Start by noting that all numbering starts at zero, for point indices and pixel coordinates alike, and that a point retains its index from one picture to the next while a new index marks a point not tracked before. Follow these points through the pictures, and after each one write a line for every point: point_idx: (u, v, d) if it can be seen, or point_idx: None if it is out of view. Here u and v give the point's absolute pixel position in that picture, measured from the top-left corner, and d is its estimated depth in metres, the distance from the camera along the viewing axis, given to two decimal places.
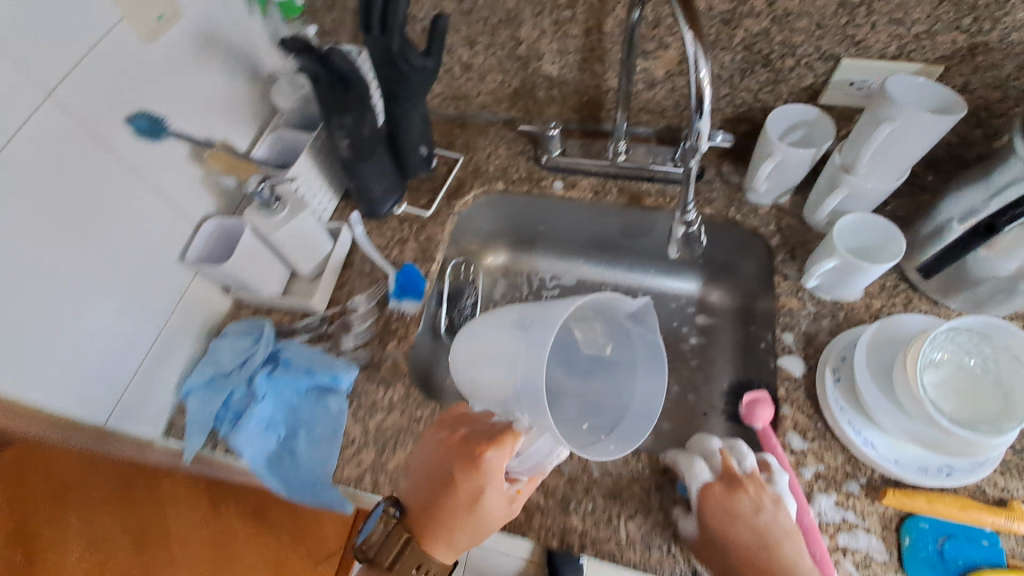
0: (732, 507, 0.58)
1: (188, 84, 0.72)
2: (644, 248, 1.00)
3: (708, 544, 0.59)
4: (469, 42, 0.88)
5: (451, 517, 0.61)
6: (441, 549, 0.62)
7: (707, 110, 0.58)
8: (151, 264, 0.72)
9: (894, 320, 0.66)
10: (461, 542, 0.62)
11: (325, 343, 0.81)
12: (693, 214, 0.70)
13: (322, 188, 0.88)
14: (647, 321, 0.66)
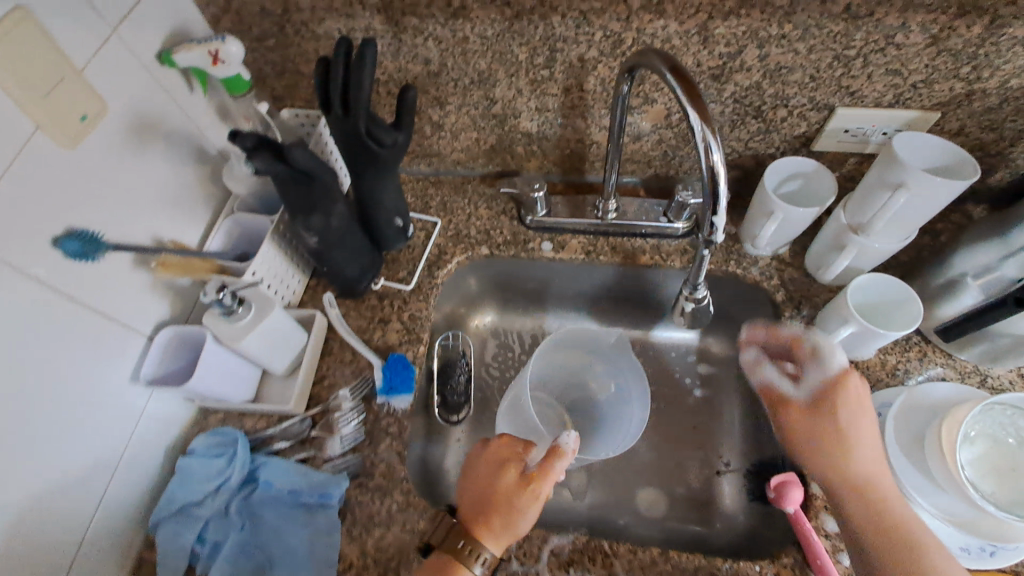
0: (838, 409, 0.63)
1: (126, 186, 0.63)
2: (640, 301, 0.96)
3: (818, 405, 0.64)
4: (439, 102, 0.81)
5: (481, 498, 0.62)
6: (482, 537, 0.60)
7: (722, 203, 0.55)
8: (100, 394, 0.63)
9: (919, 389, 0.63)
10: (495, 523, 0.60)
11: (308, 450, 0.73)
12: (703, 291, 0.69)
13: (290, 270, 0.80)
14: (624, 349, 0.80)
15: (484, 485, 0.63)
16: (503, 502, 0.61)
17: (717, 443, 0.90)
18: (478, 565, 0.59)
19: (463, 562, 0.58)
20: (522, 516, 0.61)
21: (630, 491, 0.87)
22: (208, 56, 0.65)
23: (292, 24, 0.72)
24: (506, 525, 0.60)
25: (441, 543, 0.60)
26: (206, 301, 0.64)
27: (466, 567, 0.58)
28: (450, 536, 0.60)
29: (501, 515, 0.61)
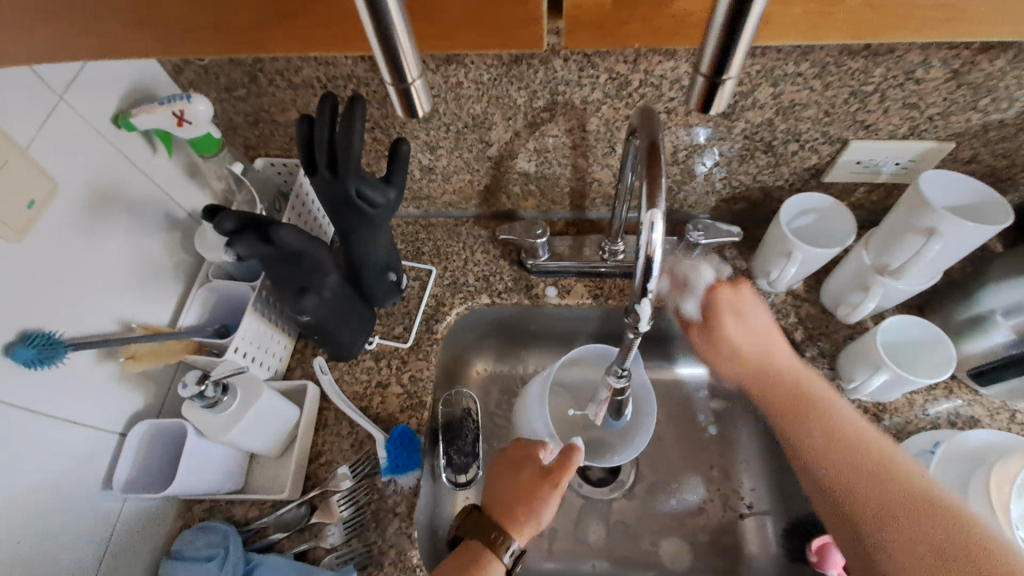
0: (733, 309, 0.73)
1: (82, 269, 0.57)
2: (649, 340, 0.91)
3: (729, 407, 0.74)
4: (430, 147, 0.75)
5: (505, 492, 0.64)
6: (510, 529, 0.62)
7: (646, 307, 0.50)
8: (64, 509, 0.55)
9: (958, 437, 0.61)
10: (521, 515, 0.62)
11: (306, 541, 0.66)
12: (620, 379, 0.62)
13: (277, 335, 0.73)
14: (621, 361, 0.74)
15: (507, 480, 0.65)
16: (527, 494, 0.63)
17: (738, 483, 0.83)
18: (506, 553, 0.60)
19: (492, 550, 0.60)
20: (545, 507, 0.63)
21: (651, 541, 0.81)
22: (172, 117, 0.60)
23: (264, 74, 0.65)
24: (530, 516, 0.62)
25: (469, 532, 0.62)
26: (184, 394, 0.57)
27: (495, 555, 0.60)
28: (477, 527, 0.62)
29: (524, 507, 0.62)
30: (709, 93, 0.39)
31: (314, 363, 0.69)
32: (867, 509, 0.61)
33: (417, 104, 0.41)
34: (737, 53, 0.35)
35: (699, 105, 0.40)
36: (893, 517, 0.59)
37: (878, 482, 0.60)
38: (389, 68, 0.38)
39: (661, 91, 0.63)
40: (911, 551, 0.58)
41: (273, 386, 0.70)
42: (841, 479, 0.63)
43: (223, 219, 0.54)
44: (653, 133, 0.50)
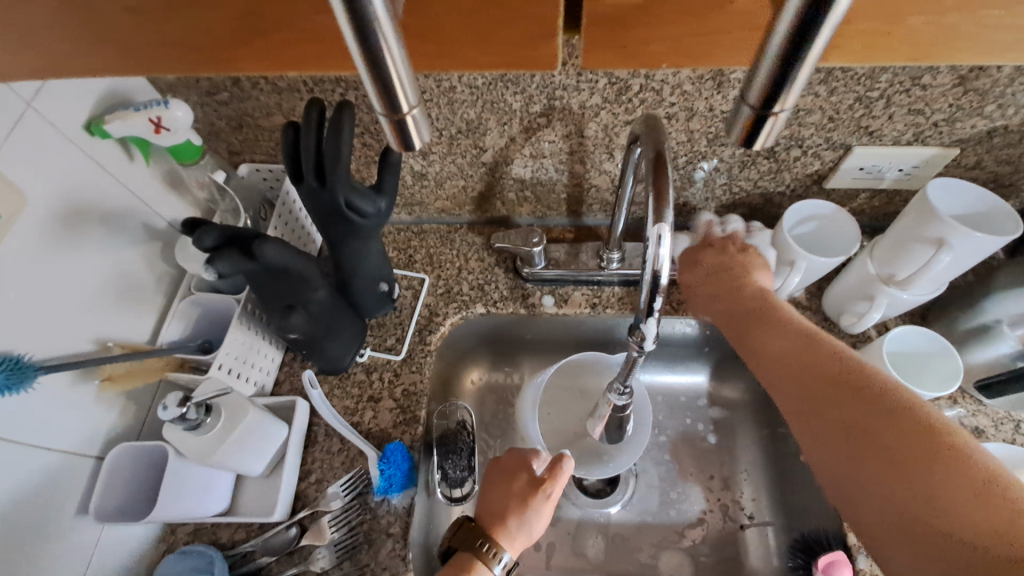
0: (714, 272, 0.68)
1: (53, 284, 0.54)
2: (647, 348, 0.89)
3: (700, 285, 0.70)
4: (422, 153, 0.72)
5: (497, 502, 0.60)
6: (500, 538, 0.57)
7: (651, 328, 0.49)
8: (35, 538, 0.52)
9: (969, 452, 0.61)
10: (513, 524, 0.58)
11: (292, 566, 0.63)
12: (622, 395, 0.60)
13: (262, 348, 0.69)
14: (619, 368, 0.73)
15: (501, 490, 0.61)
16: (518, 503, 0.59)
17: (738, 492, 0.79)
18: (496, 564, 0.56)
19: (481, 561, 0.55)
20: (536, 517, 0.59)
21: (651, 554, 0.76)
22: (150, 124, 0.58)
23: (248, 78, 0.62)
24: (521, 525, 0.58)
25: (458, 543, 0.57)
26: (165, 416, 0.54)
27: (485, 566, 0.55)
28: (466, 537, 0.57)
29: (516, 516, 0.58)
30: (754, 126, 0.37)
31: (301, 375, 0.61)
32: (833, 451, 0.49)
33: (415, 137, 0.39)
34: (789, 89, 0.34)
35: (740, 139, 0.39)
36: (869, 446, 0.47)
37: (857, 403, 0.49)
38: (380, 99, 0.36)
39: (662, 96, 0.61)
40: (895, 499, 0.44)
41: (259, 403, 0.67)
42: (819, 429, 0.51)
43: (202, 234, 0.51)
44: (658, 143, 0.48)
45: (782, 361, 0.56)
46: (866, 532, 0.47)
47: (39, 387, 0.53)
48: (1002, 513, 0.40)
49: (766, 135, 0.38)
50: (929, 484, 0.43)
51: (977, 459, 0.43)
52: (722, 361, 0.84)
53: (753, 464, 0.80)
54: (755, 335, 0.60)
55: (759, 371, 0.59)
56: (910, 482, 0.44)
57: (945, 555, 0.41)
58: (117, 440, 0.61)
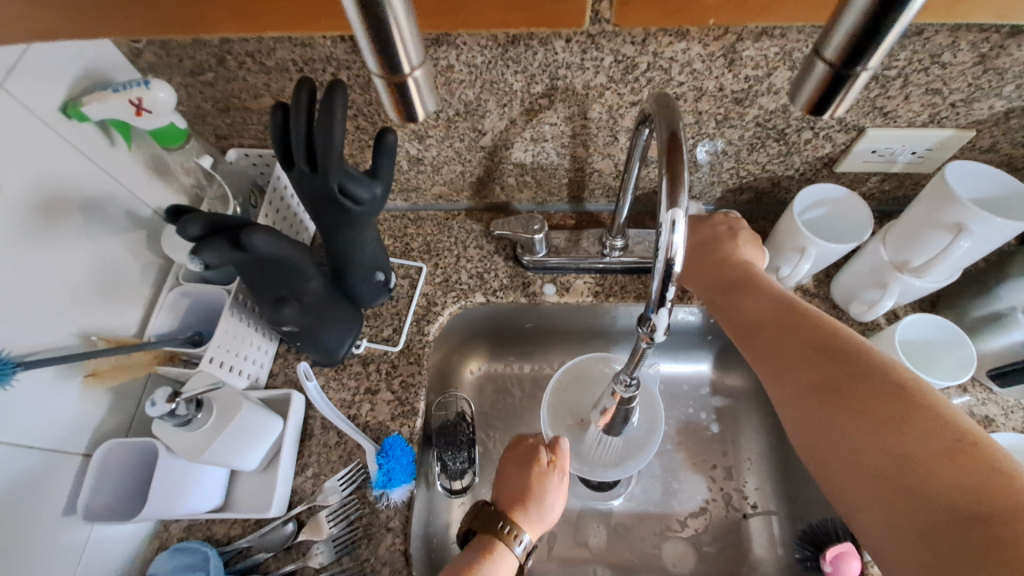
0: (704, 239, 0.66)
1: (29, 274, 0.51)
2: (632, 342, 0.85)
3: (693, 256, 0.67)
4: (419, 136, 0.70)
5: (511, 485, 0.59)
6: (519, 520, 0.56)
7: (662, 317, 0.47)
8: (18, 537, 0.50)
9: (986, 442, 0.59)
10: (530, 506, 0.57)
11: (287, 561, 0.61)
12: (630, 384, 0.58)
13: (254, 339, 0.67)
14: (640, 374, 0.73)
15: (514, 472, 0.59)
16: (532, 484, 0.58)
17: (742, 482, 0.78)
18: (517, 545, 0.55)
19: (502, 541, 0.54)
20: (552, 497, 0.58)
21: (653, 544, 0.75)
22: (131, 106, 0.55)
23: (233, 56, 0.59)
24: (538, 505, 0.57)
25: (478, 526, 0.56)
26: (154, 412, 0.52)
27: (506, 548, 0.54)
28: (485, 520, 0.56)
29: (532, 497, 0.57)
30: (829, 88, 0.35)
31: (296, 368, 0.60)
32: (807, 414, 0.48)
33: (414, 103, 0.37)
34: (877, 49, 0.32)
35: (808, 107, 0.38)
36: (843, 407, 0.46)
37: (839, 365, 0.48)
38: (378, 61, 0.33)
39: (670, 75, 0.59)
40: (869, 459, 0.43)
41: (253, 397, 0.65)
42: (793, 392, 0.49)
43: (187, 223, 0.48)
44: (672, 122, 0.45)
45: (760, 326, 0.55)
46: (840, 496, 0.45)
47: (20, 382, 0.50)
48: (976, 469, 0.38)
49: (840, 102, 0.36)
50: (902, 442, 0.42)
51: (950, 418, 0.42)
52: (726, 348, 0.83)
53: (757, 452, 0.79)
54: (736, 304, 0.58)
55: (737, 337, 0.57)
56: (885, 442, 0.42)
57: (919, 512, 0.39)
58: (105, 437, 0.59)
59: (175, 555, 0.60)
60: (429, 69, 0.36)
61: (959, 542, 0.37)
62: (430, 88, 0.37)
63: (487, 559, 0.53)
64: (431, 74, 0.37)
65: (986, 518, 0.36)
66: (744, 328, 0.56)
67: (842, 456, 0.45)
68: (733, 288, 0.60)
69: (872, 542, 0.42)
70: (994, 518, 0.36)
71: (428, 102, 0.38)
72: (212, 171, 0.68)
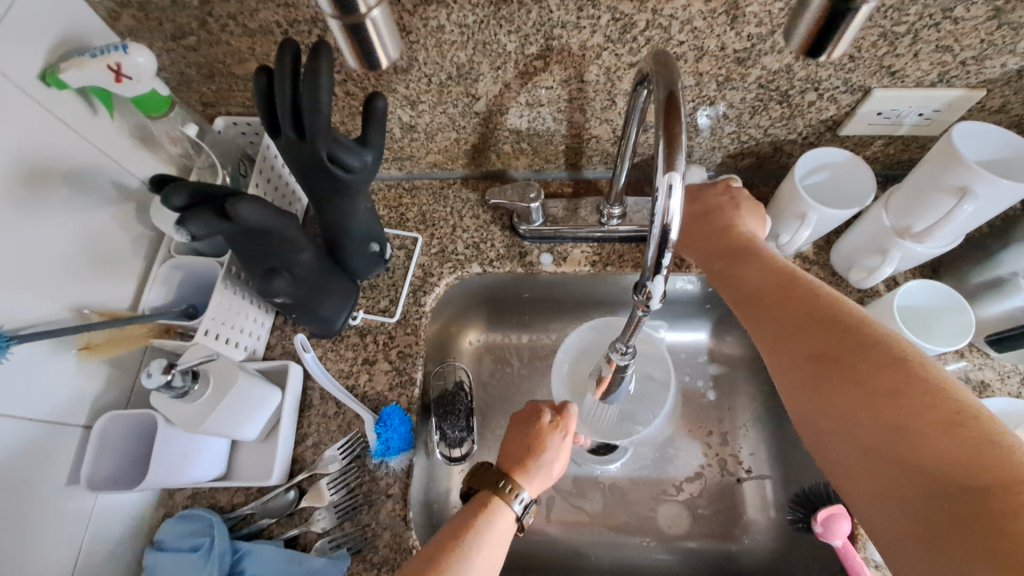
0: (705, 208, 0.65)
1: (19, 246, 0.51)
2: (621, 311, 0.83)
3: (693, 226, 0.65)
4: (411, 102, 0.67)
5: (513, 438, 0.57)
6: (518, 475, 0.54)
7: (656, 293, 0.47)
8: (26, 508, 0.51)
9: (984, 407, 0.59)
10: (530, 458, 0.55)
11: (290, 527, 0.62)
12: (627, 347, 0.57)
13: (249, 311, 0.66)
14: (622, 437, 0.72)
15: (516, 431, 0.57)
16: (536, 435, 0.56)
17: (736, 447, 0.79)
18: (517, 503, 0.52)
19: (499, 496, 0.51)
20: (555, 449, 0.56)
21: (649, 507, 0.76)
22: (110, 72, 0.53)
23: (215, 18, 0.57)
24: (539, 455, 0.55)
25: (476, 481, 0.53)
26: (149, 384, 0.51)
27: (502, 503, 0.51)
28: (482, 476, 0.53)
29: (532, 449, 0.55)
30: (826, 22, 0.36)
31: (294, 340, 0.63)
32: (803, 383, 0.48)
33: (374, 45, 0.38)
34: None
35: (801, 48, 0.39)
36: (843, 378, 0.45)
37: (840, 336, 0.47)
38: (330, 2, 0.35)
39: (670, 34, 0.57)
40: (864, 429, 0.43)
41: (251, 368, 0.65)
42: (792, 361, 0.49)
43: (171, 193, 0.47)
44: (670, 82, 0.43)
45: (761, 296, 0.54)
46: (832, 463, 0.46)
47: (16, 357, 0.51)
48: (971, 441, 0.38)
49: (837, 42, 0.37)
50: (900, 414, 0.42)
51: (950, 391, 0.41)
52: (723, 316, 0.82)
53: (752, 418, 0.80)
54: (735, 273, 0.58)
55: (737, 306, 0.57)
56: (881, 414, 0.42)
57: (911, 482, 0.40)
58: (105, 409, 0.60)
59: (181, 524, 0.61)
60: (388, 11, 0.38)
61: (949, 511, 0.38)
62: (389, 32, 0.39)
63: (482, 514, 0.50)
64: (387, 17, 0.38)
65: (981, 490, 0.37)
66: (744, 299, 0.56)
67: (837, 426, 0.45)
68: (733, 260, 0.59)
69: (861, 506, 0.43)
70: (986, 490, 0.37)
71: (388, 45, 0.39)
72: (200, 140, 0.66)
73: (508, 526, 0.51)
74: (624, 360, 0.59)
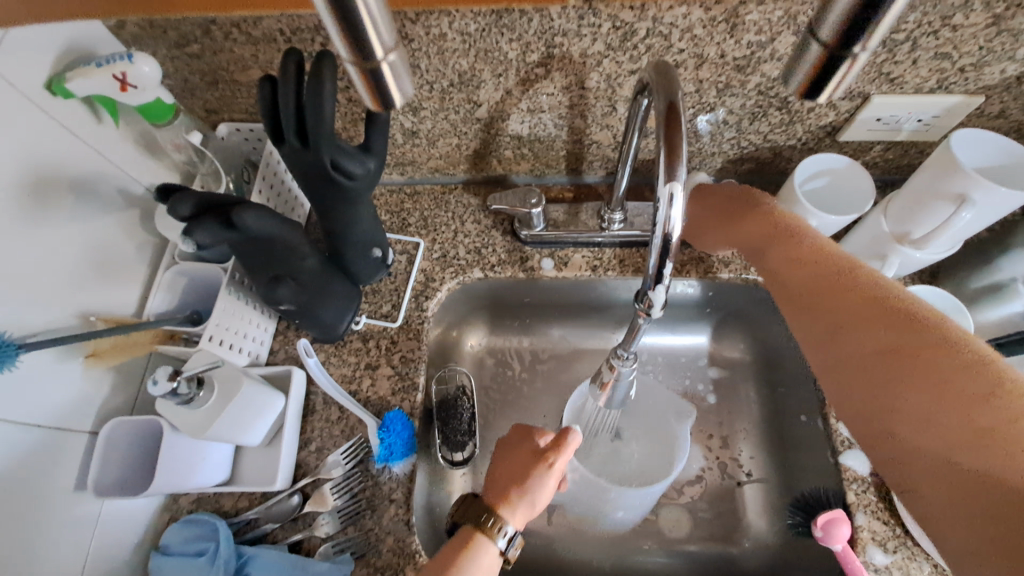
0: (730, 213, 0.68)
1: (26, 254, 0.51)
2: (623, 315, 0.84)
3: (722, 232, 0.69)
4: (412, 109, 0.68)
5: (502, 471, 0.57)
6: (503, 509, 0.54)
7: (658, 301, 0.47)
8: (34, 513, 0.52)
9: None
10: (515, 493, 0.55)
11: (294, 531, 0.63)
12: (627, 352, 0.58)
13: (253, 317, 0.67)
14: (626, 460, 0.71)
15: (506, 464, 0.58)
16: (522, 469, 0.56)
17: (737, 451, 0.79)
18: (500, 538, 0.52)
19: (482, 532, 0.52)
20: (542, 484, 0.55)
21: (650, 510, 0.77)
22: (115, 81, 0.53)
23: (218, 27, 0.57)
24: (524, 490, 0.55)
25: (461, 515, 0.54)
26: (155, 391, 0.52)
27: (486, 539, 0.52)
28: (468, 509, 0.54)
29: (519, 483, 0.55)
30: (824, 69, 0.35)
31: (297, 345, 0.63)
32: (864, 382, 0.49)
33: (391, 91, 0.36)
34: (874, 27, 0.32)
35: (800, 91, 0.38)
36: (905, 376, 0.46)
37: (899, 335, 0.48)
38: (348, 47, 0.33)
39: (670, 42, 0.57)
40: (931, 424, 0.44)
41: (255, 373, 0.65)
42: (851, 359, 0.51)
43: (178, 203, 0.48)
44: (671, 92, 0.44)
45: (812, 297, 0.56)
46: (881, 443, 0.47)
47: (23, 364, 0.51)
48: None
49: (834, 86, 0.36)
50: (969, 410, 0.42)
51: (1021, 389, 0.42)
52: (724, 320, 0.83)
53: (753, 422, 0.80)
54: (773, 267, 0.61)
55: (790, 307, 0.59)
56: (946, 406, 0.43)
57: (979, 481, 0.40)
58: (111, 415, 0.61)
59: (187, 528, 0.61)
60: (404, 54, 0.36)
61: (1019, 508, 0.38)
62: (407, 75, 0.37)
63: (464, 550, 0.51)
64: (405, 58, 0.36)
65: None
66: (796, 299, 0.58)
67: (890, 412, 0.46)
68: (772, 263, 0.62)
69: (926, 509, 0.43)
70: None
71: (406, 88, 0.37)
72: (203, 147, 0.66)
73: (492, 562, 0.51)
74: (625, 366, 0.59)
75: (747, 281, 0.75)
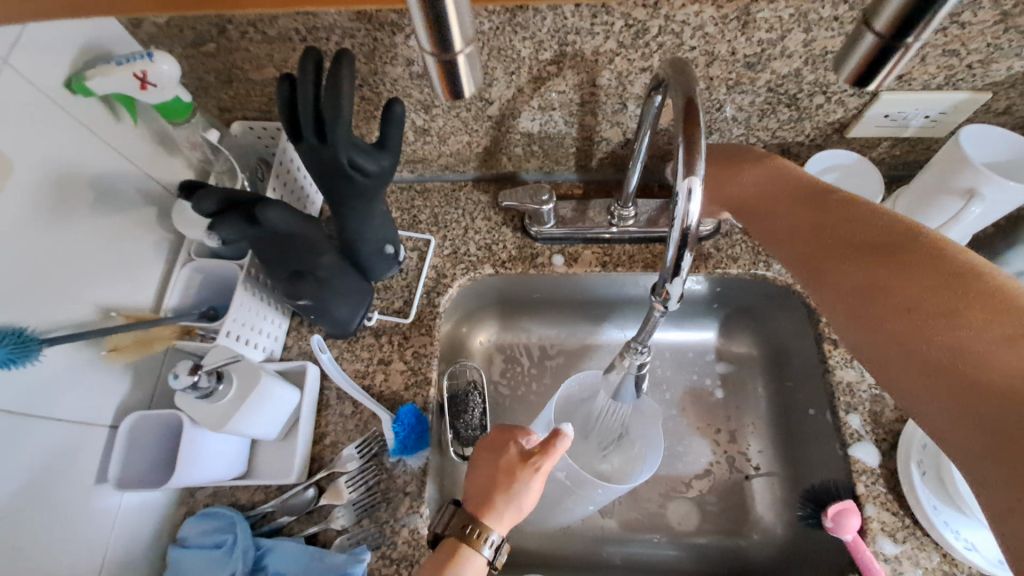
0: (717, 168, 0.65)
1: (50, 251, 0.52)
2: (631, 310, 0.84)
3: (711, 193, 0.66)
4: (425, 107, 0.69)
5: (484, 476, 0.56)
6: (487, 518, 0.53)
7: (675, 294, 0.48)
8: (58, 506, 0.53)
9: None
10: (499, 501, 0.54)
11: (310, 524, 0.63)
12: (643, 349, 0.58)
13: (268, 313, 0.68)
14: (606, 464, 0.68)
15: (488, 468, 0.56)
16: (506, 476, 0.55)
17: (745, 445, 0.80)
18: (485, 547, 0.52)
19: (468, 544, 0.52)
20: (526, 491, 0.54)
21: (659, 503, 0.77)
22: (135, 80, 0.54)
23: (235, 26, 0.58)
24: (508, 499, 0.54)
25: (444, 527, 0.54)
26: (176, 385, 0.53)
27: (472, 550, 0.51)
28: (452, 522, 0.53)
29: (503, 492, 0.54)
30: (877, 59, 0.37)
31: (311, 341, 0.63)
32: (861, 321, 0.48)
33: (462, 83, 0.39)
34: (929, 21, 0.34)
35: (851, 78, 0.40)
36: (900, 311, 0.45)
37: (892, 268, 0.47)
38: (430, 39, 0.35)
39: (681, 40, 0.58)
40: (929, 351, 0.42)
41: (270, 368, 0.66)
42: (846, 301, 0.49)
43: (201, 200, 0.49)
44: (687, 88, 0.45)
45: (806, 243, 0.55)
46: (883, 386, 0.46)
47: (48, 359, 0.52)
48: None
49: (887, 74, 0.38)
50: (963, 333, 0.41)
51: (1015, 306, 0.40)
52: (731, 315, 0.84)
53: (760, 416, 0.81)
54: (767, 221, 0.60)
55: (787, 258, 0.57)
56: (938, 334, 0.42)
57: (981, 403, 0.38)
58: (130, 410, 0.61)
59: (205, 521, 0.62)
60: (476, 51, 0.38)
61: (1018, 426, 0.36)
62: (477, 70, 0.39)
63: (449, 562, 0.51)
64: (477, 53, 0.38)
65: None
66: (791, 247, 0.56)
67: (890, 347, 0.45)
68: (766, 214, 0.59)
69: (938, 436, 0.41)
70: None
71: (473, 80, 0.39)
72: (219, 145, 0.67)
73: (478, 571, 0.51)
74: (638, 357, 0.59)
75: (756, 276, 0.75)
